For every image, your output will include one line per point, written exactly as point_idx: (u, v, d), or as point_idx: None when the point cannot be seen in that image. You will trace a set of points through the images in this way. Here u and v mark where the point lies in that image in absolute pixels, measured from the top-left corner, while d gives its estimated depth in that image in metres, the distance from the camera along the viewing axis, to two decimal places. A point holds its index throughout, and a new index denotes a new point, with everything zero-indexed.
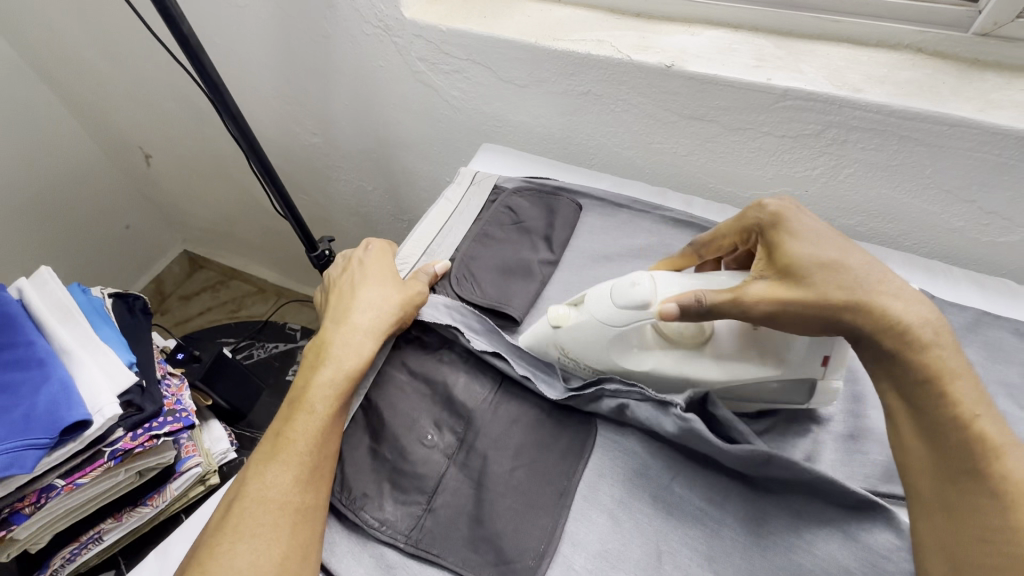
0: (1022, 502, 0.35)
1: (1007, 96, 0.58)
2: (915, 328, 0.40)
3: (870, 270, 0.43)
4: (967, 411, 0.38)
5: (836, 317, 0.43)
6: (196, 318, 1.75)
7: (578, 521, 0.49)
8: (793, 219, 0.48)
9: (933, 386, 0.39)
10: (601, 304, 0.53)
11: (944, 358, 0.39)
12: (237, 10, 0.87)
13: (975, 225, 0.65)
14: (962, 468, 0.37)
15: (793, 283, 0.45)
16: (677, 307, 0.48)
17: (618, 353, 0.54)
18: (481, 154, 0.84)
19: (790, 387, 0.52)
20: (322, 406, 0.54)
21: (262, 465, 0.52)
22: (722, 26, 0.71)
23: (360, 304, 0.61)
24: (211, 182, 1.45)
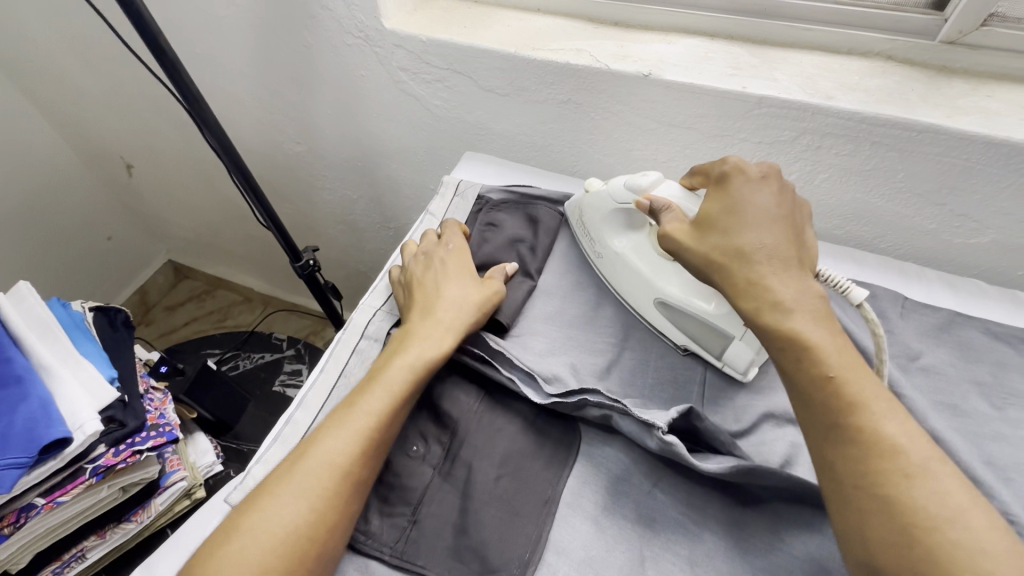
0: (884, 451, 0.38)
1: (972, 102, 0.60)
2: (764, 298, 0.45)
3: (760, 247, 0.47)
4: (825, 372, 0.41)
5: (707, 273, 0.50)
6: (182, 329, 1.73)
7: (562, 528, 0.50)
8: (735, 184, 0.52)
9: (792, 348, 0.43)
10: (618, 184, 0.64)
11: (796, 327, 0.43)
12: (216, 21, 0.87)
13: (946, 228, 0.67)
14: (829, 425, 0.41)
15: (696, 237, 0.51)
16: (648, 203, 0.57)
17: (611, 230, 0.67)
18: (464, 163, 0.84)
19: (714, 334, 0.58)
20: (404, 387, 0.53)
21: (331, 429, 0.50)
22: (698, 35, 0.72)
23: (449, 292, 0.61)
24: (195, 191, 1.44)
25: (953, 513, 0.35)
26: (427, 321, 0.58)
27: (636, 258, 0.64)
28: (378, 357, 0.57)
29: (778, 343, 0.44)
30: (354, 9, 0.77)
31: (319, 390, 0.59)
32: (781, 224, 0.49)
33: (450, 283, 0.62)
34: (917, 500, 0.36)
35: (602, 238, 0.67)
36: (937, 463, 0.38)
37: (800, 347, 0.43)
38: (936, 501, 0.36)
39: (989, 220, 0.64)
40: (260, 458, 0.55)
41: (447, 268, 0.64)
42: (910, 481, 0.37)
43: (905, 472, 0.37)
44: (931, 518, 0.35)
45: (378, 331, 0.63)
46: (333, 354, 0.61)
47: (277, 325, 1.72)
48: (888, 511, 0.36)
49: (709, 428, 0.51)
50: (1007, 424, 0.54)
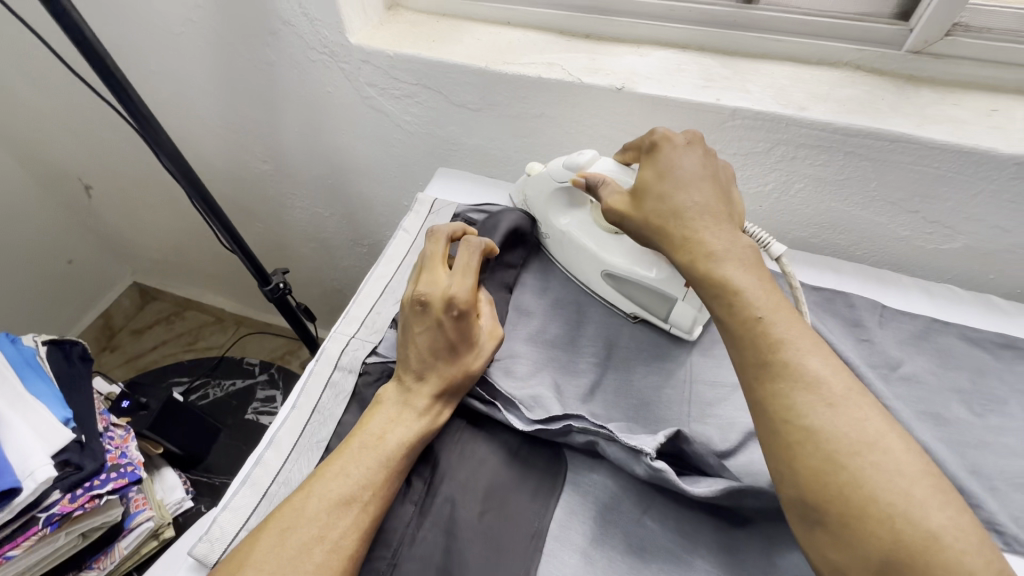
0: (811, 381, 0.40)
1: (940, 111, 0.60)
2: (697, 253, 0.48)
3: (694, 204, 0.50)
4: (754, 310, 0.44)
5: (650, 237, 0.52)
6: (150, 354, 1.66)
7: (550, 564, 0.48)
8: (665, 153, 0.54)
9: (722, 297, 0.46)
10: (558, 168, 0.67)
11: (727, 275, 0.46)
12: (173, 38, 0.84)
13: (919, 234, 0.67)
14: (754, 362, 0.42)
15: (635, 206, 0.53)
16: (585, 181, 0.60)
17: (555, 210, 0.69)
18: (437, 179, 0.82)
19: (660, 300, 0.61)
20: (402, 457, 0.50)
21: (323, 502, 0.47)
22: (669, 47, 0.72)
23: (452, 353, 0.55)
24: (159, 211, 1.38)
25: (874, 435, 0.38)
26: (426, 384, 0.54)
27: (579, 233, 0.66)
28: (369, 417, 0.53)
29: (712, 292, 0.47)
30: (317, 24, 0.74)
31: (291, 428, 0.55)
32: (707, 182, 0.52)
33: (460, 339, 0.55)
34: (837, 425, 0.38)
35: (546, 219, 0.70)
36: (862, 394, 0.40)
37: (726, 292, 0.45)
38: (857, 425, 0.38)
39: (961, 226, 0.64)
40: (227, 505, 0.51)
41: (458, 322, 0.55)
42: (831, 408, 0.39)
43: (826, 399, 0.39)
44: (853, 445, 0.37)
45: (352, 362, 0.60)
46: (305, 388, 0.58)
47: (251, 346, 1.67)
48: (814, 439, 0.38)
49: (697, 449, 0.50)
50: (988, 431, 0.54)
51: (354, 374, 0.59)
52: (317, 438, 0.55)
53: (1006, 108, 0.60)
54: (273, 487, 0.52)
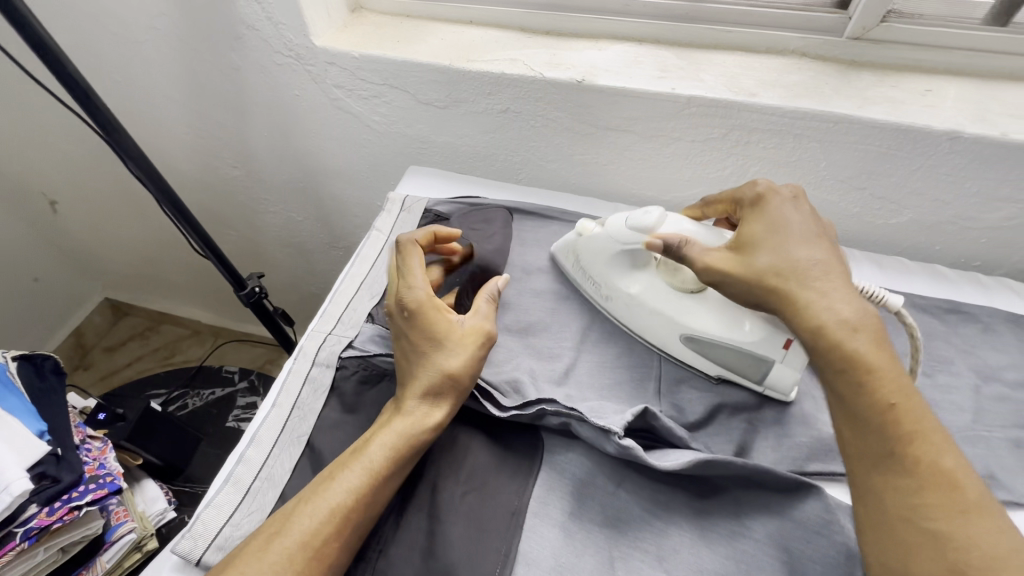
0: (943, 486, 0.39)
1: (880, 93, 0.64)
2: (834, 321, 0.44)
3: (812, 265, 0.48)
4: (889, 387, 0.42)
5: (762, 293, 0.49)
6: (124, 370, 1.63)
7: (531, 539, 0.49)
8: (772, 206, 0.53)
9: (855, 371, 0.43)
10: (617, 226, 0.62)
11: (860, 350, 0.43)
12: (136, 46, 0.83)
13: (868, 211, 0.71)
14: (883, 453, 0.41)
15: (742, 263, 0.51)
16: (661, 242, 0.55)
17: (618, 274, 0.63)
18: (408, 177, 0.83)
19: (751, 362, 0.56)
20: (386, 464, 0.49)
21: (308, 507, 0.47)
22: (627, 40, 0.74)
23: (419, 349, 0.54)
24: (129, 223, 1.36)
25: (1009, 553, 0.36)
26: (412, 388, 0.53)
27: (652, 298, 0.60)
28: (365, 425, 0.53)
29: (838, 366, 0.44)
30: (281, 28, 0.75)
31: (272, 425, 0.56)
32: (820, 242, 0.50)
33: (422, 331, 0.55)
34: (970, 539, 0.37)
35: (608, 281, 0.63)
36: (993, 503, 0.39)
37: (862, 370, 0.43)
38: (990, 539, 0.37)
39: (905, 200, 0.68)
40: (210, 502, 0.51)
41: (414, 315, 0.55)
42: (965, 517, 0.38)
43: (962, 508, 0.38)
44: (985, 557, 0.36)
45: (330, 357, 0.60)
46: (284, 386, 0.58)
47: (230, 357, 1.65)
48: (937, 546, 0.37)
49: (664, 424, 0.52)
50: (937, 389, 0.57)
51: (332, 369, 0.59)
52: (298, 432, 0.56)
53: (940, 88, 0.64)
54: (256, 482, 0.52)
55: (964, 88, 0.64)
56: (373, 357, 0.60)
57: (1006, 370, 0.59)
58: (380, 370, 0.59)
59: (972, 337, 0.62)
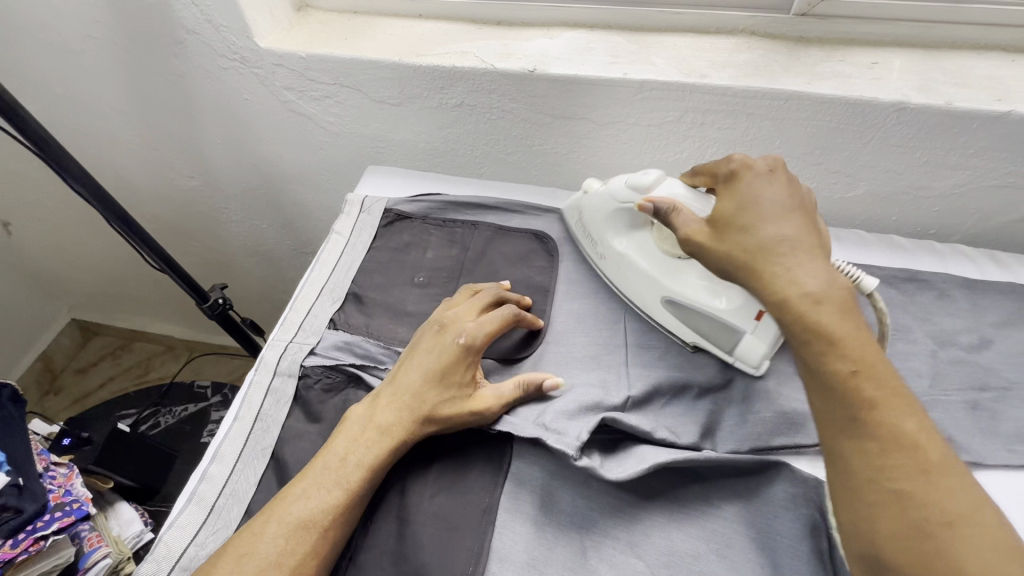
0: (907, 446, 0.38)
1: (828, 68, 0.65)
2: (796, 295, 0.42)
3: (782, 240, 0.45)
4: (847, 355, 0.40)
5: (733, 273, 0.47)
6: (97, 392, 1.59)
7: (503, 535, 0.49)
8: (748, 179, 0.50)
9: (823, 342, 0.41)
10: (617, 184, 0.63)
11: (822, 322, 0.41)
12: (74, 57, 0.80)
13: (825, 185, 0.72)
14: (846, 418, 0.40)
15: (714, 241, 0.48)
16: (652, 204, 0.53)
17: (613, 230, 0.64)
18: (367, 178, 0.82)
19: (724, 330, 0.57)
20: (363, 481, 0.49)
21: (281, 526, 0.46)
22: (578, 27, 0.74)
23: (434, 379, 0.54)
24: (89, 241, 1.32)
25: (969, 510, 0.36)
26: (395, 406, 0.53)
27: (639, 257, 0.62)
28: (336, 434, 0.52)
29: (800, 338, 0.42)
30: (223, 30, 0.73)
31: (235, 440, 0.55)
32: (797, 215, 0.47)
33: (453, 372, 0.54)
34: (934, 498, 0.36)
35: (603, 239, 0.65)
36: (953, 458, 0.38)
37: (826, 341, 0.41)
38: (951, 496, 0.36)
39: (859, 173, 0.69)
40: (173, 523, 0.50)
41: (461, 355, 0.55)
42: (926, 478, 0.37)
43: (923, 468, 0.37)
44: (945, 515, 0.35)
45: (291, 366, 0.58)
46: (246, 399, 0.57)
47: (206, 371, 1.62)
48: (901, 508, 0.37)
49: (628, 424, 0.52)
50: (897, 358, 0.59)
51: (294, 378, 0.58)
52: (262, 446, 0.55)
53: (886, 60, 0.65)
54: (221, 500, 0.52)
55: (910, 58, 0.65)
56: (336, 366, 0.59)
57: (961, 334, 0.60)
58: (344, 379, 0.59)
59: (928, 304, 0.63)
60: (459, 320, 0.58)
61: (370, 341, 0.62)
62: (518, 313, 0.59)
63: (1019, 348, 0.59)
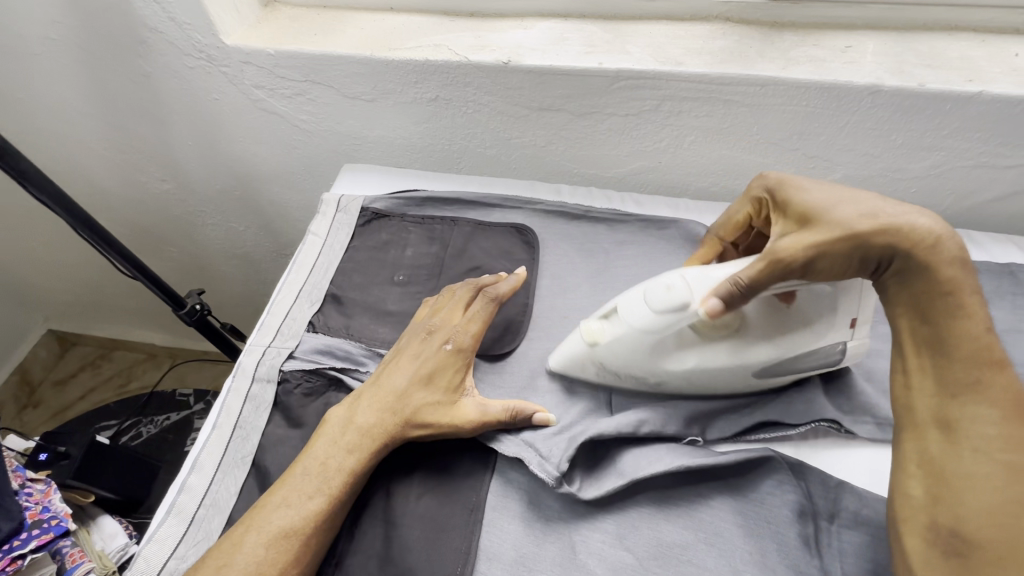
0: (1021, 421, 0.38)
1: (802, 52, 0.64)
2: (950, 248, 0.41)
3: (883, 200, 0.44)
4: (978, 322, 0.40)
5: (871, 247, 0.42)
6: (78, 403, 1.55)
7: (491, 533, 0.49)
8: (794, 177, 0.49)
9: (954, 298, 0.41)
10: (634, 310, 0.50)
11: (958, 279, 0.41)
12: (33, 60, 0.77)
13: (803, 170, 0.72)
14: (970, 381, 0.40)
15: (817, 230, 0.43)
16: (718, 297, 0.45)
17: (658, 357, 0.51)
18: (343, 176, 0.80)
19: (822, 354, 0.53)
20: (345, 485, 0.48)
21: (261, 536, 0.45)
22: (552, 17, 0.73)
23: (419, 382, 0.53)
24: (62, 249, 1.29)
25: None
26: (379, 408, 0.52)
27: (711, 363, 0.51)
28: (315, 439, 0.51)
29: (937, 296, 0.41)
30: (187, 28, 0.71)
31: (213, 449, 0.53)
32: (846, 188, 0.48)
33: (440, 377, 0.54)
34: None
35: (652, 368, 0.52)
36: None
37: (958, 299, 0.41)
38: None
39: (837, 157, 0.69)
40: (151, 536, 0.49)
41: (450, 359, 0.55)
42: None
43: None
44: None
45: (270, 371, 0.57)
46: (224, 407, 0.55)
47: (190, 378, 1.59)
48: (1008, 476, 0.37)
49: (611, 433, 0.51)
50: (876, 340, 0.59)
51: (273, 383, 0.57)
52: (242, 453, 0.54)
53: (859, 44, 0.65)
54: (201, 510, 0.50)
55: (883, 41, 0.65)
56: (316, 369, 0.58)
57: None
58: (324, 382, 0.58)
59: None
60: (448, 323, 0.57)
61: (350, 343, 0.61)
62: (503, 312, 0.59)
63: (995, 326, 0.60)
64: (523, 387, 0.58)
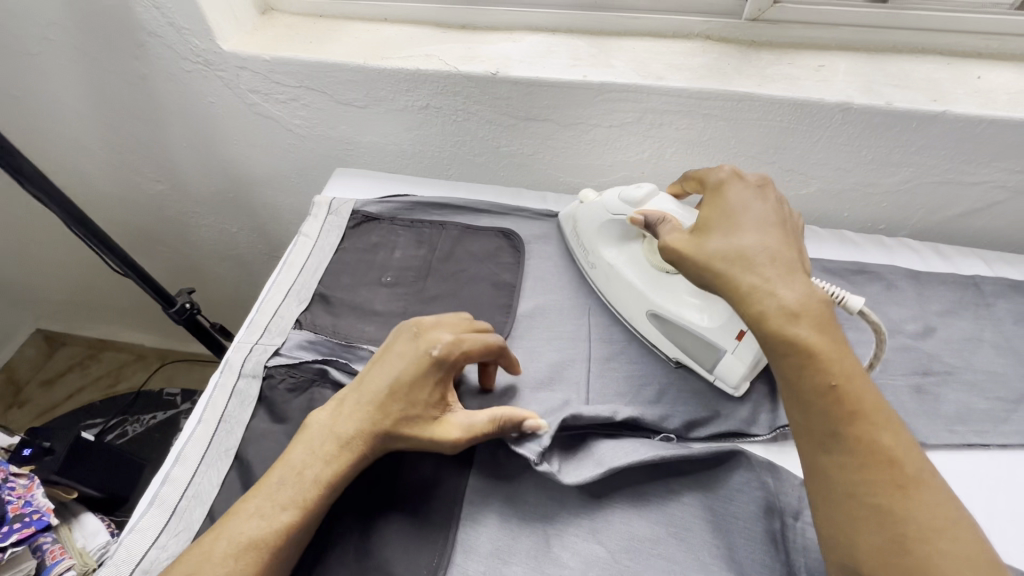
0: (881, 463, 0.40)
1: (777, 70, 0.67)
2: (773, 307, 0.43)
3: (761, 253, 0.46)
4: (836, 372, 0.42)
5: (703, 283, 0.48)
6: (64, 403, 1.55)
7: (469, 527, 0.50)
8: (734, 190, 0.52)
9: (796, 358, 0.42)
10: (614, 195, 0.64)
11: (803, 335, 0.42)
12: (32, 60, 0.79)
13: (780, 184, 0.74)
14: (829, 432, 0.41)
15: (693, 245, 0.49)
16: (643, 217, 0.56)
17: (603, 242, 0.65)
18: (335, 180, 0.82)
19: (708, 349, 0.57)
20: (320, 498, 0.47)
21: (228, 545, 0.44)
22: (540, 31, 0.76)
23: (401, 396, 0.51)
24: (53, 247, 1.29)
25: (941, 523, 0.37)
26: (362, 416, 0.50)
27: (628, 269, 0.62)
28: (292, 447, 0.50)
29: (783, 348, 0.43)
30: (186, 33, 0.73)
31: (198, 441, 0.54)
32: (778, 229, 0.49)
33: (422, 390, 0.52)
34: (911, 511, 0.38)
35: (594, 250, 0.66)
36: (929, 473, 0.40)
37: (804, 355, 0.42)
38: (925, 510, 0.38)
39: (811, 171, 0.72)
40: (133, 527, 0.50)
41: (436, 374, 0.52)
42: (902, 492, 0.39)
43: (899, 483, 0.39)
44: (920, 530, 0.37)
45: (256, 367, 0.58)
46: (210, 400, 0.57)
47: (177, 379, 1.59)
48: (880, 522, 0.38)
49: (588, 417, 0.53)
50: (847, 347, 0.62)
51: (258, 379, 0.58)
52: (226, 446, 0.55)
53: (832, 63, 0.68)
54: (183, 502, 0.51)
55: (854, 61, 0.68)
56: (300, 364, 0.59)
57: (907, 323, 0.64)
58: (308, 377, 0.59)
59: (878, 295, 0.66)
60: (441, 331, 0.55)
61: (334, 341, 0.62)
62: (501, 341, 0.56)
63: (960, 336, 0.62)
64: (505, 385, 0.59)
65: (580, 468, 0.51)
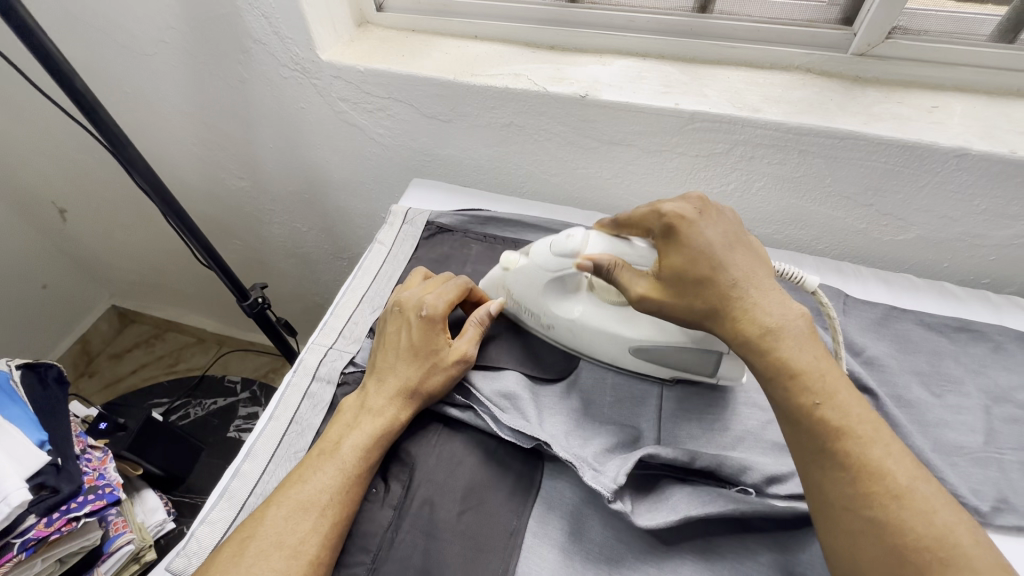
0: (873, 475, 0.39)
1: (885, 109, 0.64)
2: (753, 331, 0.45)
3: (737, 282, 0.47)
4: (814, 380, 0.42)
5: (696, 320, 0.48)
6: (129, 377, 1.64)
7: (530, 559, 0.48)
8: (685, 229, 0.50)
9: (785, 382, 0.43)
10: (541, 253, 0.58)
11: (788, 358, 0.43)
12: (146, 59, 0.84)
13: (874, 226, 0.70)
14: (820, 449, 0.41)
15: (669, 290, 0.49)
16: (592, 263, 0.53)
17: (554, 301, 0.60)
18: (411, 190, 0.83)
19: (701, 358, 0.55)
20: (359, 462, 0.50)
21: (282, 510, 0.47)
22: (630, 56, 0.75)
23: (410, 355, 0.56)
24: (138, 231, 1.38)
25: (941, 531, 0.37)
26: (383, 387, 0.54)
27: (591, 320, 0.59)
28: (330, 426, 0.54)
29: (771, 378, 0.44)
30: (289, 42, 0.76)
31: (269, 439, 0.55)
32: (737, 250, 0.49)
33: (422, 342, 0.56)
34: (912, 521, 0.37)
35: (546, 311, 0.60)
36: (922, 484, 0.39)
37: (788, 378, 0.43)
38: (924, 520, 0.37)
39: (911, 217, 0.67)
40: (205, 518, 0.51)
41: (424, 326, 0.57)
42: (899, 502, 0.38)
43: (896, 492, 0.38)
44: (924, 539, 0.37)
45: (330, 372, 0.60)
46: (283, 399, 0.58)
47: (232, 365, 1.66)
48: (880, 533, 0.38)
49: (664, 459, 0.50)
50: (947, 410, 0.56)
51: (332, 385, 0.59)
52: (295, 447, 0.55)
53: (946, 105, 0.64)
54: (251, 498, 0.52)
55: (972, 104, 0.64)
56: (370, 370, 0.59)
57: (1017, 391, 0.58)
58: None
59: (983, 356, 0.61)
60: (415, 295, 0.60)
61: None
62: (470, 285, 0.62)
63: None
64: (575, 412, 0.57)
65: (654, 512, 0.49)
